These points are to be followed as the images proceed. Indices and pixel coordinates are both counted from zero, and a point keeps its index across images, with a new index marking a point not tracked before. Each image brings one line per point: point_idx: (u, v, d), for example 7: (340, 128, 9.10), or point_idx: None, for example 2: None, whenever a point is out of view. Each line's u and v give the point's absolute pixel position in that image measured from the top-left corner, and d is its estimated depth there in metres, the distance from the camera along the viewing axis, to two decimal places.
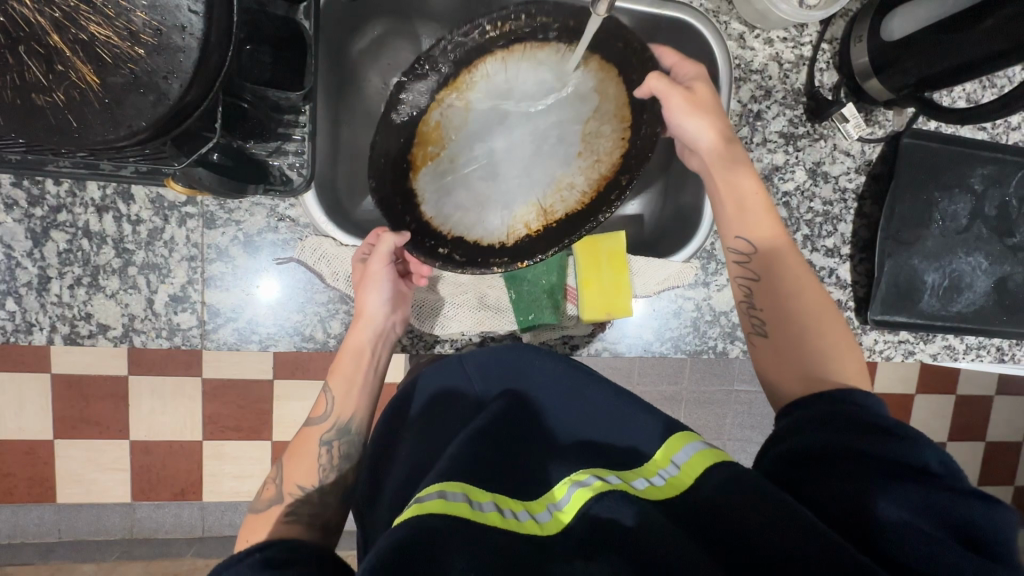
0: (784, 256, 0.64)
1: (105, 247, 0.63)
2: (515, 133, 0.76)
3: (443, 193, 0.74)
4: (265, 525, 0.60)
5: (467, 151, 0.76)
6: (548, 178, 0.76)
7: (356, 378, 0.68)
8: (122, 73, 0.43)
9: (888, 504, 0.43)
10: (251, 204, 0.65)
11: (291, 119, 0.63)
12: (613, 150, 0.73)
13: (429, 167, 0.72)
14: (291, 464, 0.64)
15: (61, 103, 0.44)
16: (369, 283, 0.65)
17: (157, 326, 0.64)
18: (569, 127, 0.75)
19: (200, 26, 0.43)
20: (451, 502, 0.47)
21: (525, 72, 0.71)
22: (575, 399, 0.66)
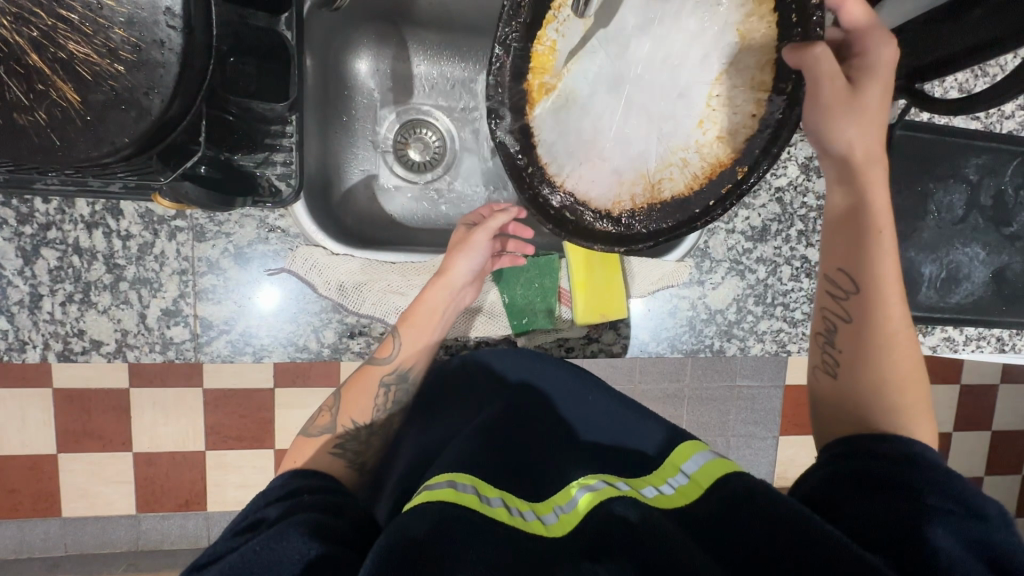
0: (889, 302, 0.58)
1: (95, 263, 0.62)
2: (637, 79, 0.61)
3: (555, 133, 0.58)
4: (311, 450, 0.63)
5: (582, 83, 0.59)
6: (659, 142, 0.61)
7: (429, 328, 0.67)
8: (103, 90, 0.43)
9: (940, 531, 0.42)
10: (241, 216, 0.65)
11: (278, 130, 0.62)
12: (741, 123, 0.58)
13: (546, 95, 0.56)
14: (347, 395, 0.66)
15: (43, 121, 0.44)
16: (466, 247, 0.68)
17: (151, 340, 0.64)
18: (698, 77, 0.59)
19: (178, 40, 0.43)
20: (459, 492, 0.48)
21: None
22: (579, 403, 0.66)
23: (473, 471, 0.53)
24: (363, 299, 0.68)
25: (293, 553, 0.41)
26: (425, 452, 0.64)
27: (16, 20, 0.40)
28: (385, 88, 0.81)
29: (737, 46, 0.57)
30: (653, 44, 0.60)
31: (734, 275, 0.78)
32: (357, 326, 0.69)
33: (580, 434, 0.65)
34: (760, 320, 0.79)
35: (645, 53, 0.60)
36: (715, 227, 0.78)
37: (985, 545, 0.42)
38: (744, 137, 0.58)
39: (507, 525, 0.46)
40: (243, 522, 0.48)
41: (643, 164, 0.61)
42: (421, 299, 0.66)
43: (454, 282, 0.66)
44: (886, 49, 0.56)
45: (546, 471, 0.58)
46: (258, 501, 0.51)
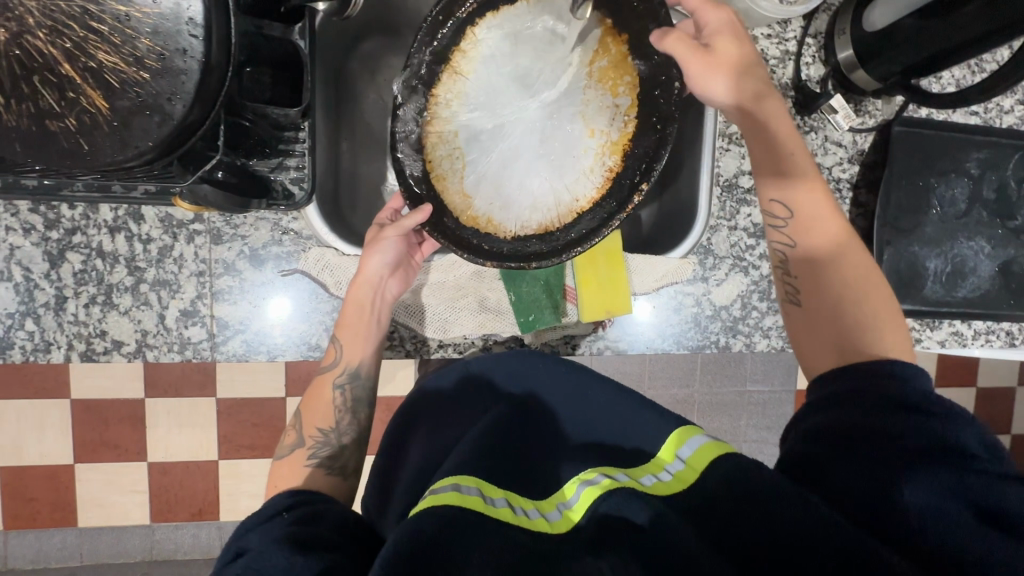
0: (842, 269, 0.62)
1: (117, 266, 0.65)
2: (515, 167, 0.74)
3: (546, 51, 0.71)
4: (294, 467, 0.64)
5: (551, 112, 0.74)
6: (464, 123, 0.70)
7: (364, 331, 0.68)
8: (128, 97, 0.46)
9: (916, 490, 0.45)
10: (255, 219, 0.67)
11: (291, 136, 0.64)
12: (450, 204, 0.68)
13: (584, 65, 0.71)
14: (308, 407, 0.68)
15: (73, 127, 0.46)
16: (376, 244, 0.68)
17: (169, 340, 0.66)
18: (452, 125, 0.69)
19: (200, 49, 0.46)
20: (466, 498, 0.48)
21: (547, 161, 0.74)
22: (579, 400, 0.67)
23: (476, 471, 0.54)
24: None
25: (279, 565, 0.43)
26: (427, 458, 0.64)
27: (51, 32, 0.44)
28: (394, 96, 0.84)
29: (508, 228, 0.69)
30: (559, 187, 0.72)
31: (738, 272, 0.79)
32: None
33: (574, 437, 0.65)
34: (765, 316, 0.80)
35: (556, 183, 0.72)
36: (718, 225, 0.79)
37: (973, 498, 0.44)
38: (454, 194, 0.68)
39: (509, 524, 0.47)
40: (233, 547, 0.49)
41: (450, 102, 0.68)
42: (344, 304, 0.67)
43: (374, 281, 0.67)
44: (731, 47, 0.62)
45: (541, 472, 0.59)
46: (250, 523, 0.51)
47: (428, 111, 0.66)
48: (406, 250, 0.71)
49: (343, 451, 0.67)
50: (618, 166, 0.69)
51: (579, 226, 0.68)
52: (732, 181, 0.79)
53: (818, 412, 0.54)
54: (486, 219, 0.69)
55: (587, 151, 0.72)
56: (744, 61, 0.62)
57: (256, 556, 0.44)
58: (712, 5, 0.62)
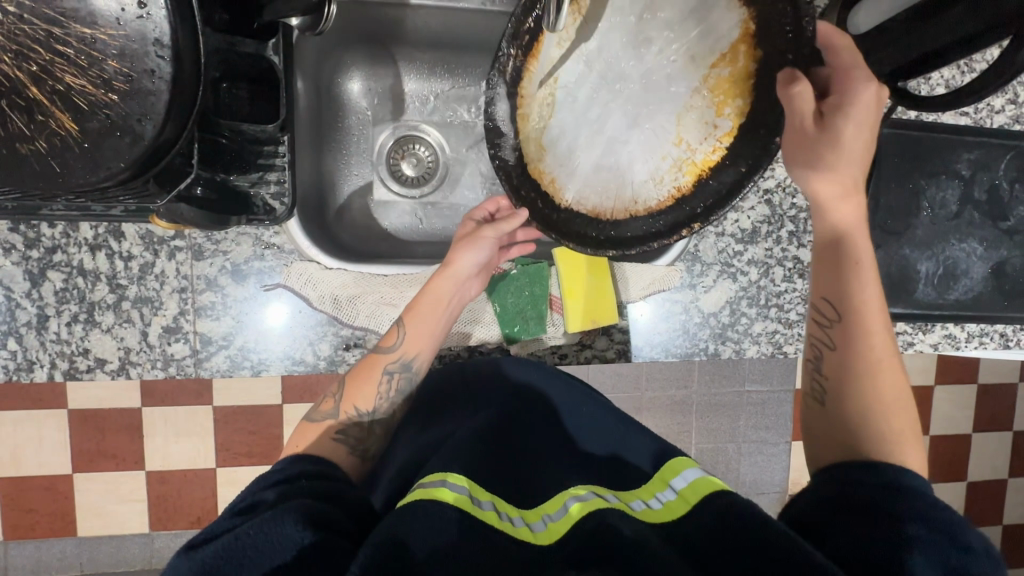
0: (880, 389, 0.58)
1: (99, 283, 0.65)
2: (598, 140, 0.73)
3: (674, 41, 0.70)
4: (316, 433, 0.61)
5: (649, 106, 0.72)
6: (568, 69, 0.70)
7: (433, 323, 0.67)
8: (98, 119, 0.46)
9: (920, 561, 0.43)
10: (237, 234, 0.67)
11: (271, 150, 0.64)
12: (527, 152, 0.68)
13: (703, 68, 0.69)
14: (353, 385, 0.65)
15: (43, 150, 0.46)
16: (469, 241, 0.69)
17: (152, 357, 0.66)
18: (557, 68, 0.69)
19: (168, 69, 0.45)
20: (454, 496, 0.47)
21: (633, 148, 0.73)
22: (574, 414, 0.65)
23: (464, 469, 0.53)
24: (356, 311, 0.69)
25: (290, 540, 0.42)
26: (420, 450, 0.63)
27: (16, 57, 0.43)
28: (379, 106, 0.83)
29: (568, 196, 0.70)
30: (639, 171, 0.72)
31: (726, 278, 0.79)
32: (353, 338, 0.71)
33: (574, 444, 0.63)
34: (754, 322, 0.79)
35: (638, 168, 0.72)
36: (705, 231, 0.78)
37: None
38: (533, 145, 0.69)
39: (495, 529, 0.47)
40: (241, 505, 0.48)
41: (555, 68, 0.68)
42: (424, 291, 0.67)
43: (459, 275, 0.68)
44: (859, 126, 0.57)
45: (533, 480, 0.58)
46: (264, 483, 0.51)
47: (524, 88, 0.65)
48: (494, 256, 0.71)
49: (369, 436, 0.63)
50: (687, 189, 0.69)
51: (631, 230, 0.69)
52: None
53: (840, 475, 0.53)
54: (552, 179, 0.70)
55: (667, 161, 0.71)
56: (866, 140, 0.58)
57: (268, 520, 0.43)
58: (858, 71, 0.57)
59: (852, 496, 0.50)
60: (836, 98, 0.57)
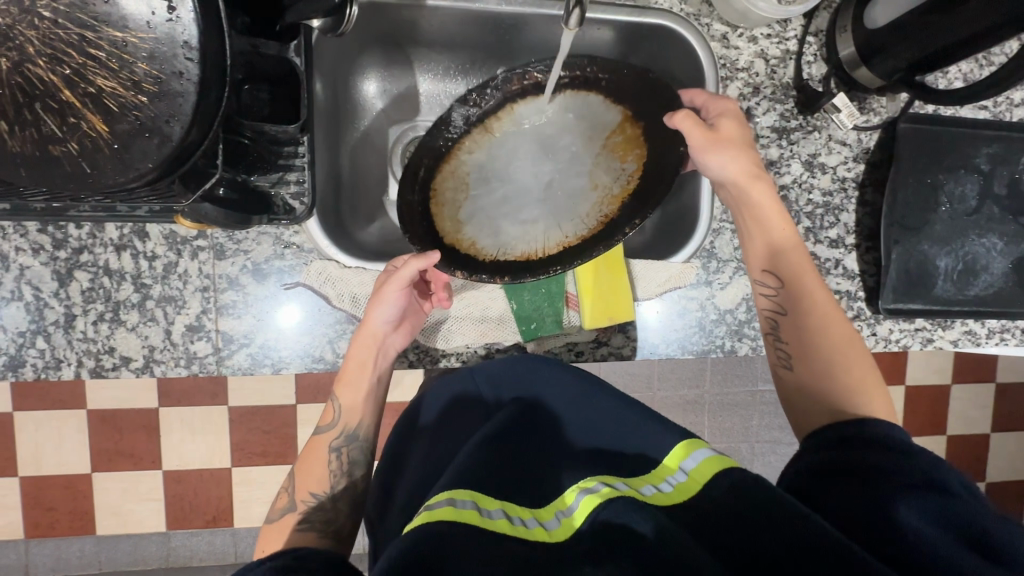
0: (833, 334, 0.64)
1: (124, 283, 0.66)
2: (521, 202, 0.77)
3: (552, 126, 0.75)
4: (282, 532, 0.62)
5: (553, 170, 0.77)
6: (479, 163, 0.74)
7: (364, 385, 0.68)
8: (128, 120, 0.47)
9: (906, 511, 0.45)
10: (257, 233, 0.68)
11: (291, 150, 0.65)
12: (445, 230, 0.73)
13: (598, 137, 0.75)
14: (303, 471, 0.66)
15: (75, 151, 0.47)
16: (378, 298, 0.66)
17: (176, 355, 0.67)
18: (468, 159, 0.73)
19: (195, 71, 0.46)
20: (459, 511, 0.47)
21: (543, 205, 0.77)
22: (585, 408, 0.65)
23: (472, 480, 0.53)
24: None
25: None
26: (433, 462, 0.65)
27: (50, 61, 0.44)
28: (395, 107, 0.84)
29: (490, 254, 0.75)
30: (556, 223, 0.77)
31: (742, 275, 0.78)
32: None
33: (583, 441, 0.64)
34: None
35: (554, 222, 0.77)
36: (720, 228, 0.78)
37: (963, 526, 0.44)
38: (450, 224, 0.73)
39: (509, 536, 0.47)
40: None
41: (469, 150, 0.72)
42: (347, 357, 0.67)
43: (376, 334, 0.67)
44: (736, 123, 0.68)
45: (548, 478, 0.59)
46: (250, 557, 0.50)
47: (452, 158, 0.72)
48: (409, 311, 0.70)
49: (337, 516, 0.64)
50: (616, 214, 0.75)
51: (569, 256, 0.73)
52: None
53: (827, 447, 0.56)
54: (472, 243, 0.74)
55: (589, 204, 0.76)
56: (744, 131, 0.68)
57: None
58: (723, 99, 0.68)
59: (851, 461, 0.52)
60: (711, 115, 0.68)
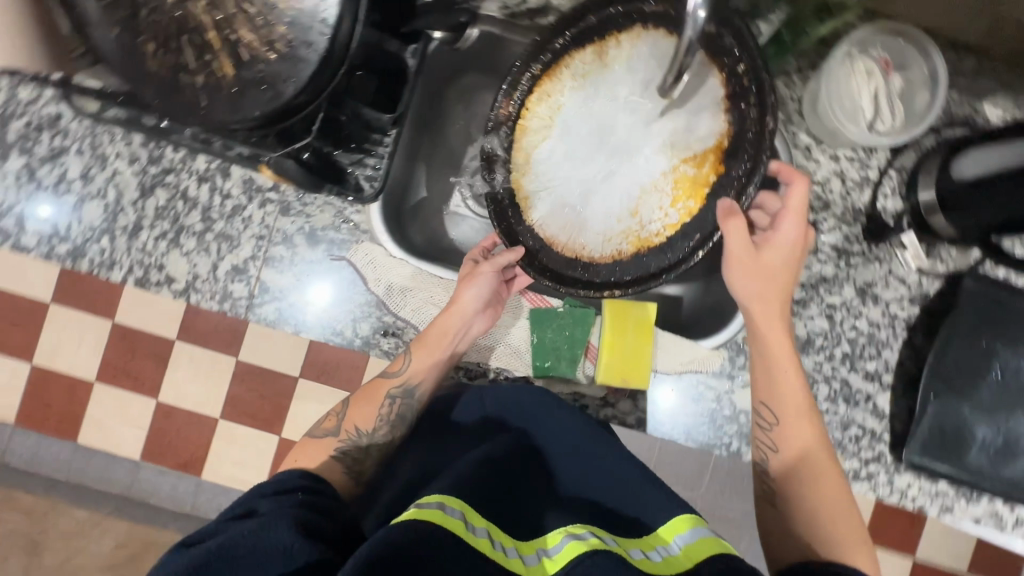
0: (820, 483, 0.60)
1: (193, 211, 0.72)
2: (584, 173, 0.73)
3: (681, 122, 0.67)
4: (318, 452, 0.64)
5: (637, 168, 0.71)
6: (566, 116, 0.73)
7: (440, 350, 0.70)
8: (252, 70, 0.52)
9: None
10: (323, 202, 0.73)
11: (378, 138, 0.70)
12: (514, 169, 0.73)
13: (676, 159, 0.68)
14: (355, 406, 0.68)
15: (200, 84, 0.53)
16: (473, 278, 0.71)
17: (214, 289, 0.72)
18: (556, 105, 0.72)
19: (323, 45, 0.51)
20: (449, 520, 0.45)
21: (596, 200, 0.72)
22: (588, 455, 0.62)
23: (464, 491, 0.51)
24: (403, 303, 0.73)
25: (281, 544, 0.43)
26: (421, 475, 0.62)
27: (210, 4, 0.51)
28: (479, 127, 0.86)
29: (534, 220, 0.73)
30: (595, 223, 0.72)
31: None
32: (392, 326, 0.74)
33: (579, 488, 0.60)
34: None
35: (600, 221, 0.72)
36: None
37: None
38: (521, 166, 0.73)
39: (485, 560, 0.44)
40: (236, 508, 0.49)
41: (566, 93, 0.71)
42: (431, 324, 0.71)
43: (464, 311, 0.70)
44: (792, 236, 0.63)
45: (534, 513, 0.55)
46: (264, 488, 0.52)
47: (528, 97, 0.71)
48: (497, 290, 0.73)
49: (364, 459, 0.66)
50: (625, 256, 0.69)
51: (571, 270, 0.71)
52: None
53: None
54: (526, 198, 0.74)
55: (621, 224, 0.71)
56: (793, 247, 0.63)
57: (262, 524, 0.44)
58: (796, 214, 0.62)
59: None
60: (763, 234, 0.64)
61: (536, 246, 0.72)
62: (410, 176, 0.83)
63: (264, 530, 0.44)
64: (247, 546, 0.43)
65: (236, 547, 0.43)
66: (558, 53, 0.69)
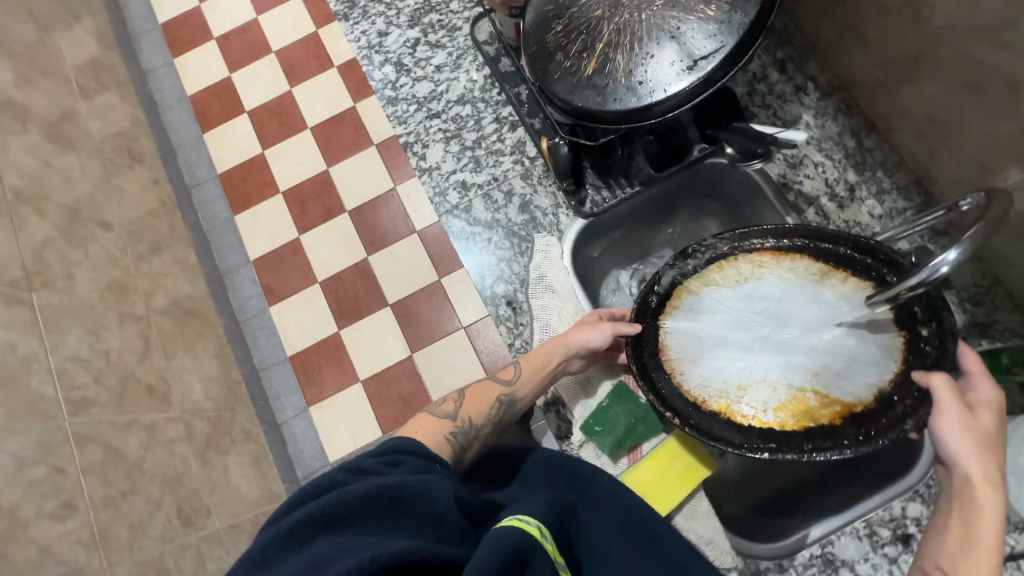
0: None
1: (473, 132, 0.95)
2: (720, 328, 0.74)
3: (837, 365, 0.67)
4: (434, 427, 0.64)
5: (767, 363, 0.71)
6: (772, 281, 0.73)
7: (542, 371, 0.73)
8: (600, 81, 0.72)
9: None
10: (551, 190, 0.88)
11: (624, 182, 0.85)
12: (692, 277, 0.76)
13: (809, 386, 0.67)
14: (471, 398, 0.69)
15: (565, 67, 0.74)
16: (589, 326, 0.75)
17: (439, 184, 0.94)
18: (771, 267, 0.73)
19: (653, 98, 0.70)
20: (544, 542, 0.45)
21: (723, 353, 0.73)
22: (633, 550, 0.59)
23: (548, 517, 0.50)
24: (541, 295, 0.82)
25: (432, 504, 0.47)
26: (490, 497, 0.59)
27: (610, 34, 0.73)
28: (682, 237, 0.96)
29: (669, 323, 0.75)
30: (710, 366, 0.72)
31: None
32: (517, 303, 0.85)
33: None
34: None
35: (714, 368, 0.72)
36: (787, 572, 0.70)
37: None
38: (698, 279, 0.76)
39: None
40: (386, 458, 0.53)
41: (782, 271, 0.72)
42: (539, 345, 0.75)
43: (569, 348, 0.74)
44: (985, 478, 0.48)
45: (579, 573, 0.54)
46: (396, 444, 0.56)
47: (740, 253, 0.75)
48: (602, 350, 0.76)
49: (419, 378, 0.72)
50: (705, 408, 0.69)
51: (659, 380, 0.72)
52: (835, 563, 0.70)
53: None
54: (678, 303, 0.75)
55: (722, 385, 0.70)
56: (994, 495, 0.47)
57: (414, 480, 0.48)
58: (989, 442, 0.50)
59: None
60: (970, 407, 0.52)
61: (648, 346, 0.74)
62: (605, 228, 0.89)
63: (417, 485, 0.48)
64: (396, 498, 0.46)
65: (394, 492, 0.47)
66: (801, 245, 0.72)
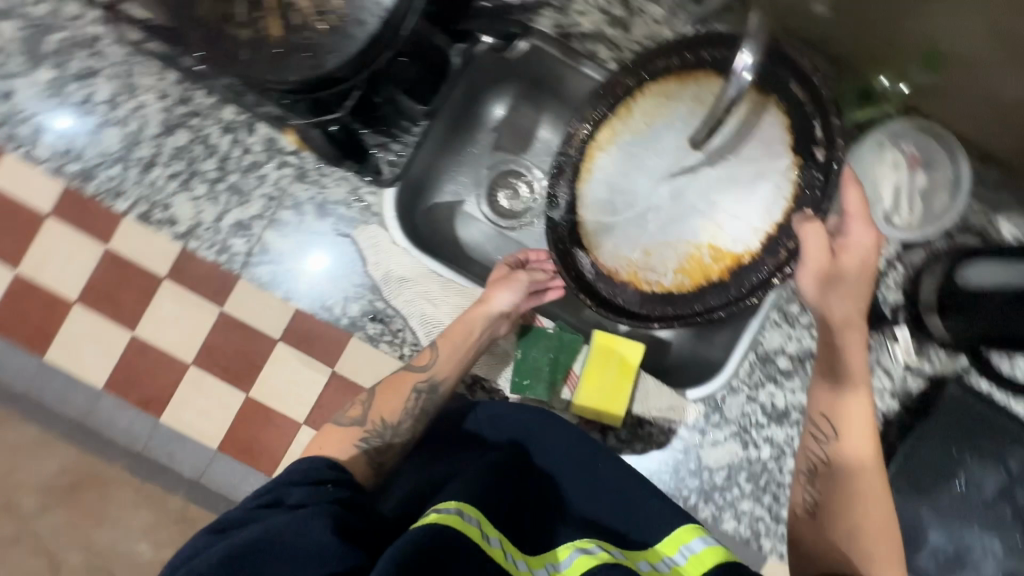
0: (863, 529, 0.58)
1: (210, 158, 0.74)
2: (626, 193, 0.73)
3: (726, 205, 0.68)
4: (339, 441, 0.62)
5: (664, 221, 0.72)
6: (668, 123, 0.70)
7: (458, 349, 0.69)
8: (300, 36, 0.52)
9: None
10: (340, 177, 0.74)
11: (407, 125, 0.74)
12: (592, 148, 0.72)
13: (705, 240, 0.69)
14: (383, 397, 0.66)
15: (245, 38, 0.53)
16: (506, 282, 0.72)
17: (215, 238, 0.74)
18: (666, 104, 0.69)
19: (371, 27, 0.51)
20: (467, 526, 0.44)
21: (623, 219, 0.73)
22: (586, 476, 0.58)
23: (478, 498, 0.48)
24: (399, 291, 0.74)
25: (316, 542, 0.43)
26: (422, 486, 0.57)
27: None
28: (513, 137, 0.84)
29: (585, 205, 0.73)
30: (620, 232, 0.73)
31: (737, 442, 0.76)
32: (381, 312, 0.75)
33: (578, 509, 0.56)
34: (743, 498, 0.76)
35: (624, 235, 0.73)
36: (738, 388, 0.76)
37: None
38: (596, 147, 0.72)
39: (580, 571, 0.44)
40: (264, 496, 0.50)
41: (666, 111, 0.69)
42: (458, 319, 0.71)
43: (489, 312, 0.71)
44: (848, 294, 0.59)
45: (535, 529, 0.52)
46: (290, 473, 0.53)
47: (629, 101, 0.69)
48: (527, 301, 0.74)
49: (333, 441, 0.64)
50: (615, 278, 0.72)
51: (582, 268, 0.72)
52: (769, 356, 0.76)
53: None
54: (588, 180, 0.73)
55: (631, 255, 0.73)
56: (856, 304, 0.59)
57: (297, 519, 0.45)
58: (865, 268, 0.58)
59: None
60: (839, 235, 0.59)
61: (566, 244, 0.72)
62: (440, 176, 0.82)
63: (295, 528, 0.44)
64: (278, 544, 0.43)
65: (273, 538, 0.43)
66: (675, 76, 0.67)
